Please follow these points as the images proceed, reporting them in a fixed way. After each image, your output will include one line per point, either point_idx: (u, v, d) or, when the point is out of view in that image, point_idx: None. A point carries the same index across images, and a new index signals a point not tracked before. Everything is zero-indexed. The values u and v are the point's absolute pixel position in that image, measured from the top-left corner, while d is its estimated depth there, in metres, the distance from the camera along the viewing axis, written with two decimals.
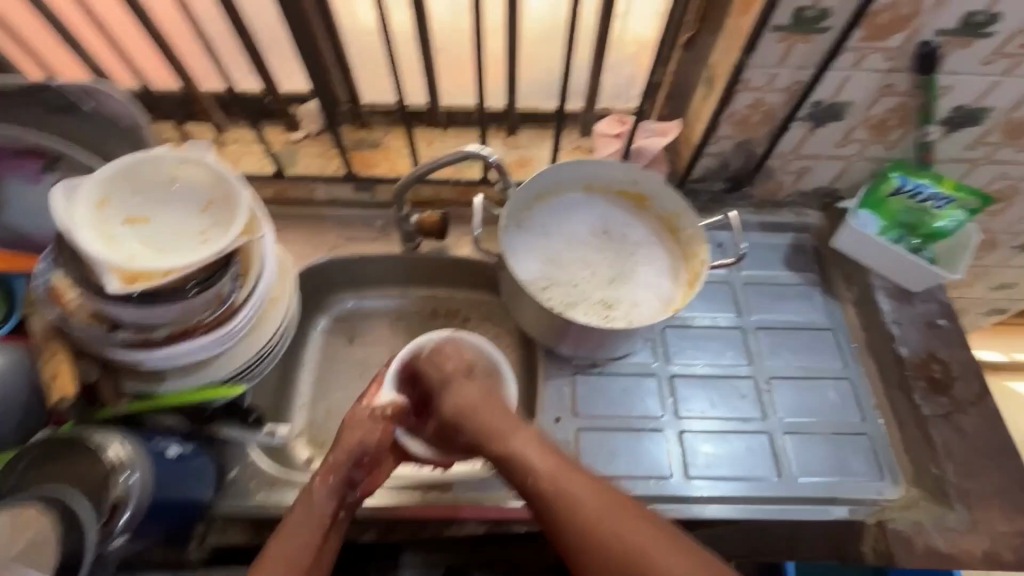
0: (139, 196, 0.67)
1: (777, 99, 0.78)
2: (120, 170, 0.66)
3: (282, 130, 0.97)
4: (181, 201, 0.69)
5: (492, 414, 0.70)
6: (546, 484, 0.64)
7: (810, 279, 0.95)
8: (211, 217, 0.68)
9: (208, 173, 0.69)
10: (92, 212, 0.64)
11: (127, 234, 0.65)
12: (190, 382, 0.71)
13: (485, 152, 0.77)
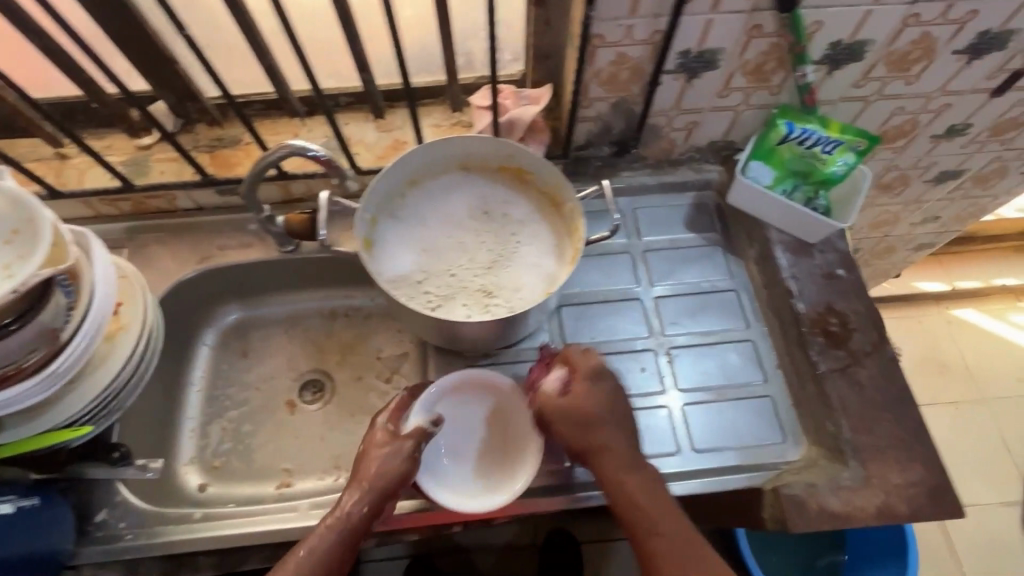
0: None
1: (641, 53, 0.72)
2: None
3: (130, 136, 0.89)
4: None
5: (593, 410, 0.69)
6: (620, 481, 0.67)
7: (712, 240, 0.92)
8: (15, 247, 0.60)
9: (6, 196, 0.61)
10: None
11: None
12: (34, 429, 0.66)
13: (309, 145, 0.69)
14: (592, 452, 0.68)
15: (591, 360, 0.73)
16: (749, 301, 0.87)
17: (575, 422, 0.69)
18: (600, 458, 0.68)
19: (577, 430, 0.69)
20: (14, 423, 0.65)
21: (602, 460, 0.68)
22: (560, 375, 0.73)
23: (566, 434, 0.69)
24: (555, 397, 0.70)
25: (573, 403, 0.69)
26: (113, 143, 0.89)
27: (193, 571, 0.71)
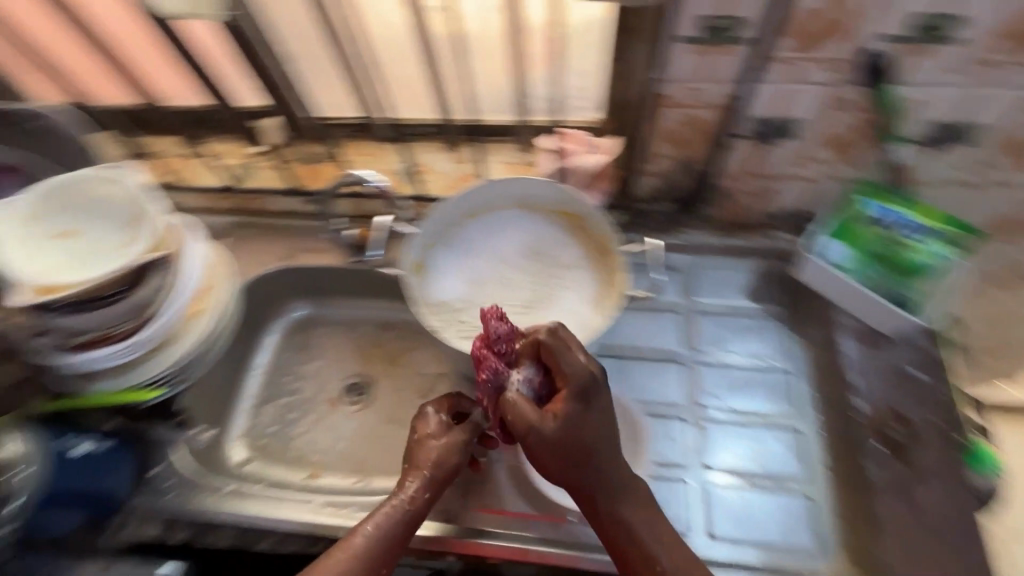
0: (68, 214, 0.74)
1: (712, 115, 0.70)
2: (49, 193, 0.73)
3: (239, 144, 1.01)
4: (106, 216, 0.75)
5: (585, 435, 0.62)
6: (614, 506, 0.63)
7: (773, 313, 0.87)
8: (132, 230, 0.74)
9: (129, 191, 0.75)
10: (24, 232, 0.72)
11: (56, 249, 0.73)
12: (118, 383, 0.76)
13: (368, 175, 0.78)
14: (594, 477, 0.63)
15: (580, 374, 0.62)
16: (802, 386, 0.81)
17: (570, 452, 0.61)
18: (588, 486, 0.63)
19: (564, 458, 0.61)
20: (106, 375, 0.76)
21: (598, 487, 0.63)
22: (528, 373, 0.65)
23: (574, 462, 0.62)
24: (542, 426, 0.60)
25: (569, 430, 0.61)
26: (230, 149, 1.02)
27: (217, 537, 0.78)
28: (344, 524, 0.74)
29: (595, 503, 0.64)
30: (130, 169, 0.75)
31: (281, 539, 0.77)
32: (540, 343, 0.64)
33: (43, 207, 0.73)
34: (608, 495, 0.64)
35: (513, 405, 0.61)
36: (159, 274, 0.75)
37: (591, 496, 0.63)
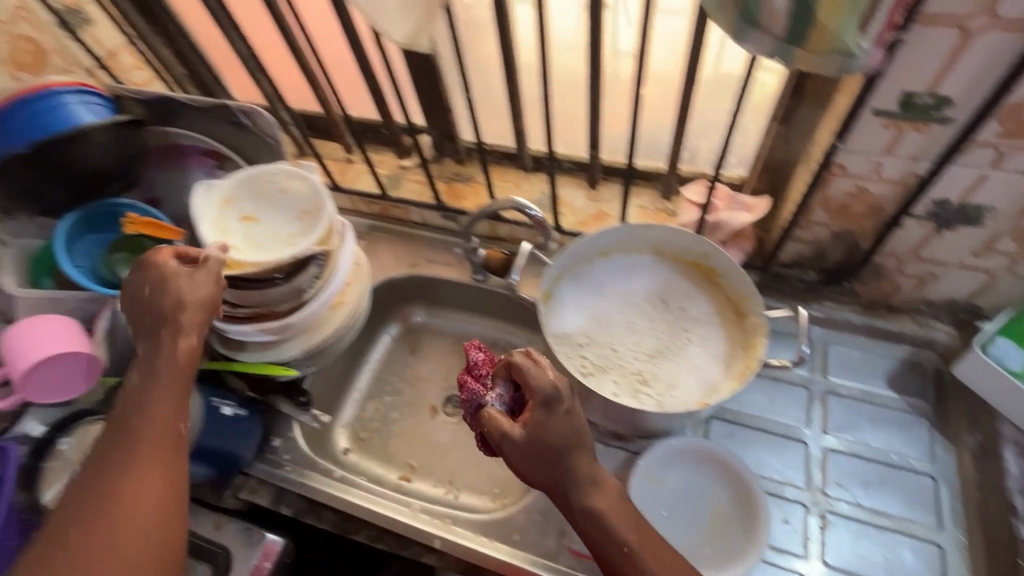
0: (253, 202, 0.83)
1: (886, 191, 0.67)
2: (242, 180, 0.82)
3: (394, 157, 1.10)
4: (284, 209, 0.83)
5: (557, 436, 0.61)
6: (595, 508, 0.62)
7: (918, 408, 0.79)
8: (304, 225, 0.83)
9: (309, 189, 0.83)
10: (216, 210, 0.81)
11: (238, 230, 0.82)
12: (261, 356, 0.84)
13: (528, 205, 0.78)
14: (573, 478, 0.62)
15: (543, 381, 0.62)
16: (947, 497, 0.72)
17: (544, 457, 0.61)
18: (562, 489, 0.62)
19: (535, 464, 0.61)
20: (253, 347, 0.84)
21: (575, 486, 0.62)
22: (501, 391, 0.66)
23: (549, 466, 0.61)
24: (512, 433, 0.61)
25: (542, 435, 0.61)
26: (383, 159, 1.11)
27: (318, 519, 0.82)
28: (437, 535, 0.75)
29: (573, 507, 0.62)
30: (313, 172, 0.84)
31: (378, 534, 0.79)
32: (509, 362, 0.64)
33: (235, 192, 0.82)
34: (583, 495, 0.62)
35: (489, 419, 0.62)
36: (317, 266, 0.82)
37: (569, 500, 0.62)
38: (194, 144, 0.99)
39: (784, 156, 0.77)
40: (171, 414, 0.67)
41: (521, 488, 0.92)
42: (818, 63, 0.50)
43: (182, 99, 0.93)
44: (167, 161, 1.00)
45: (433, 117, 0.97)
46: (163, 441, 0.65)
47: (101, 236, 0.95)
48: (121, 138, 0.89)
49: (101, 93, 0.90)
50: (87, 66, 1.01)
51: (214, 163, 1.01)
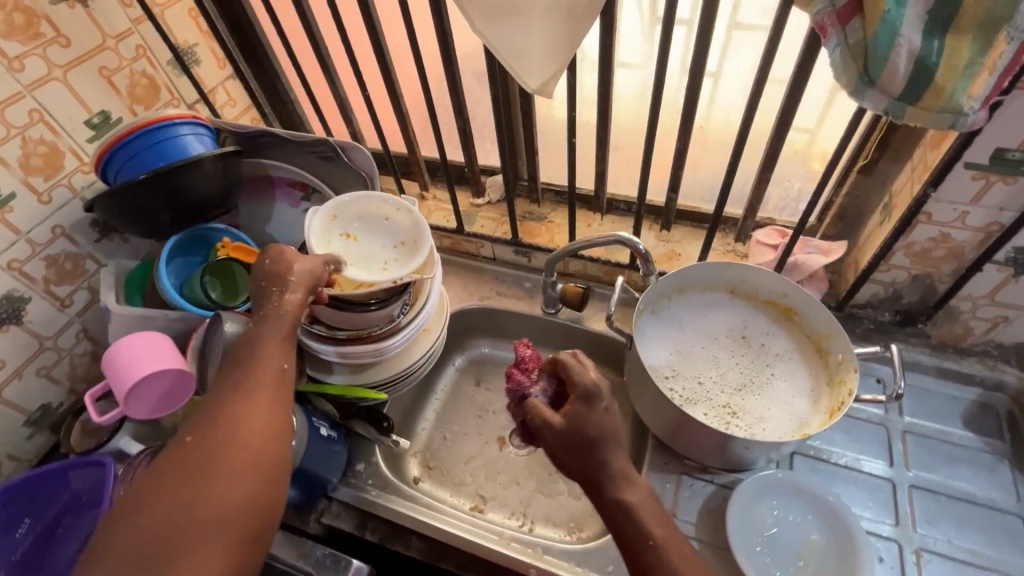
0: (359, 223, 0.86)
1: (967, 238, 0.72)
2: (352, 200, 0.86)
3: (469, 195, 1.16)
4: (385, 235, 0.86)
5: (592, 426, 0.58)
6: (625, 502, 0.57)
7: (998, 449, 0.81)
8: (399, 252, 0.85)
9: (411, 222, 0.86)
10: (323, 221, 0.85)
11: (338, 246, 0.84)
12: (351, 380, 0.87)
13: (635, 240, 0.82)
14: (602, 472, 0.58)
15: (587, 374, 0.61)
16: None
17: (576, 447, 0.58)
18: (589, 479, 0.59)
19: (563, 450, 0.59)
20: (343, 370, 0.87)
21: (603, 480, 0.58)
22: (545, 385, 0.68)
23: (577, 456, 0.59)
24: (551, 420, 0.60)
25: (578, 425, 0.58)
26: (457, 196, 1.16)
27: (404, 546, 0.82)
28: (531, 563, 0.76)
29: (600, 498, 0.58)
30: (416, 207, 0.87)
31: (468, 561, 0.80)
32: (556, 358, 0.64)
33: (344, 210, 0.86)
34: (613, 488, 0.58)
35: (530, 405, 0.62)
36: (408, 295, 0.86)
37: (598, 491, 0.58)
38: (283, 176, 1.05)
39: (861, 204, 0.82)
40: (274, 359, 0.63)
41: (597, 522, 0.92)
42: (928, 119, 0.57)
43: (278, 132, 0.98)
44: (256, 192, 1.08)
45: (515, 158, 1.04)
46: (268, 379, 0.61)
47: (190, 258, 1.00)
48: (227, 168, 0.93)
49: (208, 124, 0.95)
50: (190, 100, 1.05)
51: (300, 195, 1.07)
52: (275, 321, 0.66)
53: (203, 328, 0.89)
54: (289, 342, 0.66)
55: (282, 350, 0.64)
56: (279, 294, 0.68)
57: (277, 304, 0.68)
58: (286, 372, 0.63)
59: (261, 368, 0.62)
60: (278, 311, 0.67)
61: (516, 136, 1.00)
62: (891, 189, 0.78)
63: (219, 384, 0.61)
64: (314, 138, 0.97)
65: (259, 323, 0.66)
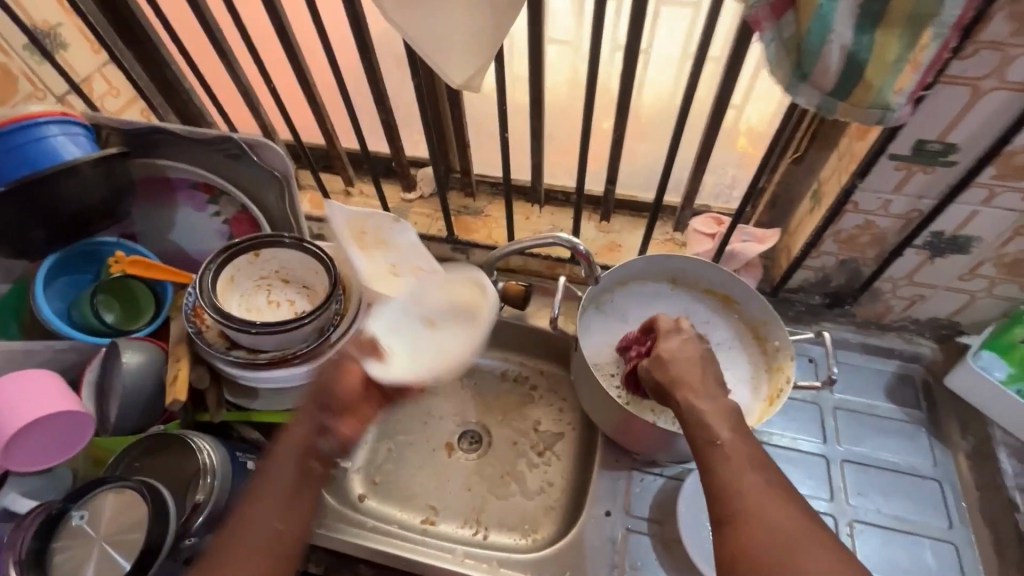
0: (470, 319, 0.69)
1: (890, 224, 0.74)
2: (484, 292, 0.70)
3: (399, 190, 1.08)
4: (444, 321, 0.69)
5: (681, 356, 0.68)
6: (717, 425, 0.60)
7: (916, 418, 0.86)
8: (421, 339, 0.67)
9: (461, 336, 0.67)
10: (447, 290, 0.72)
11: (384, 278, 0.78)
12: (275, 407, 0.78)
13: (575, 242, 0.79)
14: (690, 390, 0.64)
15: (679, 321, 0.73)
16: (952, 498, 0.80)
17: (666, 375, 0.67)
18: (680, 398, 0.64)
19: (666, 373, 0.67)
20: (266, 396, 0.77)
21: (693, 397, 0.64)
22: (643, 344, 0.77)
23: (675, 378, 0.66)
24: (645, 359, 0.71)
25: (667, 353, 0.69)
26: (386, 191, 1.08)
27: (352, 573, 0.78)
28: None
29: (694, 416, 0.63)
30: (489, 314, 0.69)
31: None
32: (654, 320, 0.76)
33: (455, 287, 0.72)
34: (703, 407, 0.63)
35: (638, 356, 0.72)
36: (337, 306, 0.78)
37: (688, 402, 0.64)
38: (183, 177, 0.91)
39: (791, 192, 0.83)
40: (267, 520, 0.57)
41: (552, 522, 0.90)
42: (857, 115, 0.56)
43: (171, 128, 0.86)
44: (155, 197, 0.93)
45: (446, 149, 0.97)
46: (259, 549, 0.55)
47: (76, 279, 0.87)
48: (111, 173, 0.80)
49: (84, 121, 0.81)
50: (58, 92, 0.91)
51: (205, 198, 0.93)
52: (282, 469, 0.59)
53: (98, 359, 0.78)
54: (297, 494, 0.59)
55: (279, 510, 0.57)
56: (287, 434, 0.61)
57: (283, 447, 0.60)
58: (280, 534, 0.56)
59: (251, 530, 0.56)
60: (281, 462, 0.59)
61: (445, 127, 0.93)
62: (819, 177, 0.79)
63: (223, 537, 0.56)
64: (216, 136, 0.85)
65: (274, 459, 0.60)
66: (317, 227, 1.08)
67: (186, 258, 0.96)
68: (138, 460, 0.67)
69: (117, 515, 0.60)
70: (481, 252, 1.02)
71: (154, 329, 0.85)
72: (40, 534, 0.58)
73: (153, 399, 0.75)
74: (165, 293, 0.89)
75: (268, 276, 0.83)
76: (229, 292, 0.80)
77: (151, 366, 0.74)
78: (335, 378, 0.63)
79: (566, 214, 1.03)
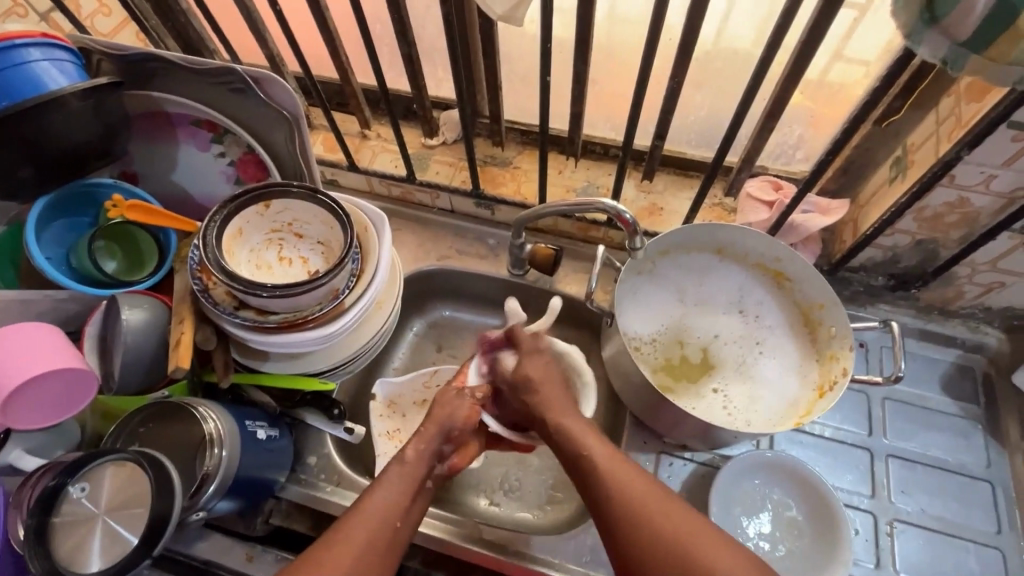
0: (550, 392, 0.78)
1: (987, 203, 0.65)
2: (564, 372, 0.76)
3: (420, 134, 0.98)
4: None
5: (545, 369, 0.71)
6: (593, 467, 0.59)
7: (972, 414, 0.79)
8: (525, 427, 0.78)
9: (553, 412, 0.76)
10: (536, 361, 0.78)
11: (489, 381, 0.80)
12: (288, 369, 0.73)
13: (618, 208, 0.69)
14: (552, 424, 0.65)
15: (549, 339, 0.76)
16: (1004, 501, 0.75)
17: (529, 381, 0.70)
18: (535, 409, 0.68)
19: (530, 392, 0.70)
20: (278, 357, 0.73)
21: (560, 428, 0.64)
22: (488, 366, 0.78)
23: (536, 400, 0.69)
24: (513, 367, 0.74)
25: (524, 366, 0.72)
26: (406, 135, 0.98)
27: None
28: (504, 558, 0.72)
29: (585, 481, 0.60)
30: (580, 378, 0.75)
31: (434, 559, 0.79)
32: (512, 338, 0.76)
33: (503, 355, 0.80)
34: (575, 446, 0.62)
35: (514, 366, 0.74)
36: (353, 265, 0.71)
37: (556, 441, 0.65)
38: (184, 113, 0.80)
39: (869, 159, 0.73)
40: (390, 514, 0.58)
41: (574, 496, 0.83)
42: (992, 72, 0.46)
43: (170, 57, 0.73)
44: (154, 133, 0.83)
45: (475, 91, 0.87)
46: (373, 540, 0.56)
47: (75, 221, 0.80)
48: (104, 107, 0.70)
49: (70, 45, 0.69)
50: (42, 10, 0.82)
51: (208, 137, 0.82)
52: (407, 473, 0.63)
53: (98, 313, 0.72)
54: (412, 498, 0.61)
55: (400, 506, 0.59)
56: (414, 447, 0.66)
57: (413, 457, 0.65)
58: (395, 530, 0.58)
59: (374, 519, 0.57)
60: (409, 465, 0.64)
61: (474, 65, 0.82)
62: (907, 143, 0.68)
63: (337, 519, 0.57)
64: (216, 66, 0.73)
65: (397, 463, 0.63)
66: (330, 172, 0.99)
67: (188, 202, 0.88)
68: (143, 426, 0.64)
69: (119, 489, 0.58)
70: (508, 209, 0.93)
71: (155, 282, 0.78)
72: (39, 509, 0.56)
73: (159, 357, 0.71)
74: (169, 241, 0.81)
75: (280, 229, 0.76)
76: (238, 245, 0.73)
77: (156, 324, 0.69)
78: (455, 407, 0.71)
79: (603, 170, 0.94)
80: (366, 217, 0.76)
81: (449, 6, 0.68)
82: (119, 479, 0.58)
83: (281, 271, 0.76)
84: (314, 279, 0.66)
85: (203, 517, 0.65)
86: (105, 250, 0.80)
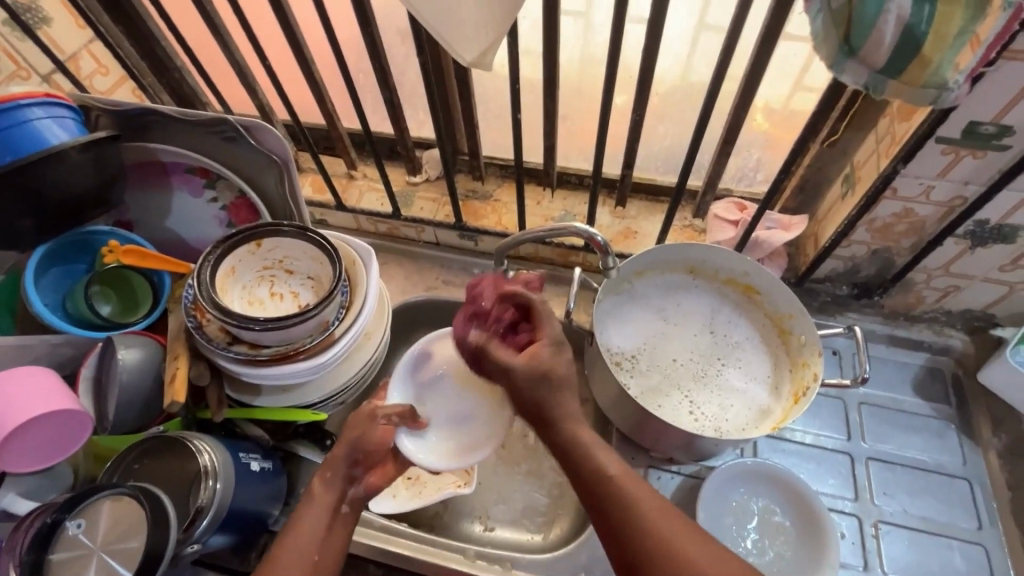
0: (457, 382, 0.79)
1: (930, 212, 0.71)
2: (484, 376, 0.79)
3: (404, 173, 1.03)
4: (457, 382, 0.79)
5: (528, 378, 0.55)
6: (613, 489, 0.51)
7: (945, 413, 0.82)
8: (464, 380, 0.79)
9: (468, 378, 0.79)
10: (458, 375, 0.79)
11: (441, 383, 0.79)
12: (281, 401, 0.75)
13: (590, 231, 0.73)
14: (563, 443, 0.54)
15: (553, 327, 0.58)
16: (982, 496, 0.77)
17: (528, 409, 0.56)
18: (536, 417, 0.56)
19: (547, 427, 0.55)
20: (270, 390, 0.75)
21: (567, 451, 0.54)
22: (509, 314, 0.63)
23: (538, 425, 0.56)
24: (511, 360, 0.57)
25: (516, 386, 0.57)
26: (391, 174, 1.03)
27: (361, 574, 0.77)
28: None
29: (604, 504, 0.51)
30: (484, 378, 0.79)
31: None
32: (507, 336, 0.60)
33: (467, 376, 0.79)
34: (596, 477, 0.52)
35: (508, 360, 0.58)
36: (342, 297, 0.74)
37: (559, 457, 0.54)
38: (179, 161, 0.84)
39: (821, 178, 0.78)
40: (304, 550, 0.56)
41: (565, 517, 0.83)
42: (910, 94, 0.51)
43: (166, 111, 0.78)
44: (150, 182, 0.87)
45: (453, 129, 0.92)
46: None
47: (70, 268, 0.82)
48: (102, 160, 0.74)
49: (70, 102, 0.73)
50: (42, 72, 0.87)
51: (202, 183, 0.86)
52: (316, 500, 0.60)
53: (94, 355, 0.73)
54: (329, 523, 0.59)
55: (316, 537, 0.58)
56: (319, 477, 0.62)
57: (321, 487, 0.61)
58: (318, 564, 0.57)
59: (292, 558, 0.56)
60: (316, 498, 0.60)
61: (452, 106, 0.88)
62: (854, 160, 0.73)
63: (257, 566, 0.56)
64: (210, 117, 0.78)
65: (305, 497, 0.61)
66: (318, 212, 1.03)
67: (180, 245, 0.91)
68: (138, 462, 0.66)
69: (115, 524, 0.58)
70: (490, 239, 0.97)
71: (150, 323, 0.80)
72: (35, 547, 0.57)
73: (152, 396, 0.73)
74: (163, 284, 0.84)
75: (271, 266, 0.79)
76: (230, 283, 0.76)
77: (150, 363, 0.71)
78: (368, 428, 0.66)
79: (579, 198, 0.98)
80: (353, 251, 0.79)
81: (425, 55, 0.74)
82: (114, 515, 0.59)
83: (272, 305, 0.78)
84: (304, 312, 0.69)
85: (197, 551, 0.65)
86: (101, 295, 0.82)
